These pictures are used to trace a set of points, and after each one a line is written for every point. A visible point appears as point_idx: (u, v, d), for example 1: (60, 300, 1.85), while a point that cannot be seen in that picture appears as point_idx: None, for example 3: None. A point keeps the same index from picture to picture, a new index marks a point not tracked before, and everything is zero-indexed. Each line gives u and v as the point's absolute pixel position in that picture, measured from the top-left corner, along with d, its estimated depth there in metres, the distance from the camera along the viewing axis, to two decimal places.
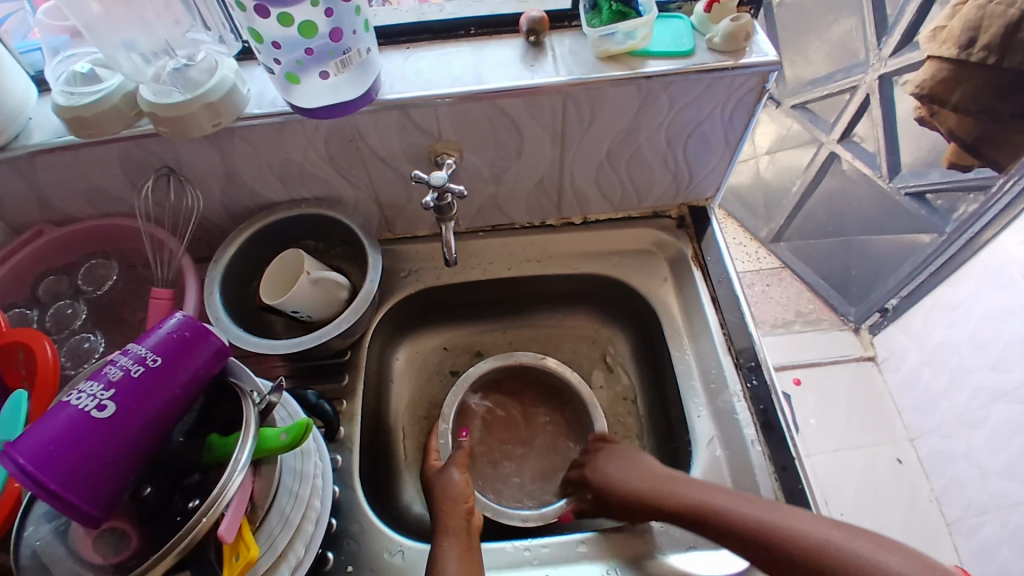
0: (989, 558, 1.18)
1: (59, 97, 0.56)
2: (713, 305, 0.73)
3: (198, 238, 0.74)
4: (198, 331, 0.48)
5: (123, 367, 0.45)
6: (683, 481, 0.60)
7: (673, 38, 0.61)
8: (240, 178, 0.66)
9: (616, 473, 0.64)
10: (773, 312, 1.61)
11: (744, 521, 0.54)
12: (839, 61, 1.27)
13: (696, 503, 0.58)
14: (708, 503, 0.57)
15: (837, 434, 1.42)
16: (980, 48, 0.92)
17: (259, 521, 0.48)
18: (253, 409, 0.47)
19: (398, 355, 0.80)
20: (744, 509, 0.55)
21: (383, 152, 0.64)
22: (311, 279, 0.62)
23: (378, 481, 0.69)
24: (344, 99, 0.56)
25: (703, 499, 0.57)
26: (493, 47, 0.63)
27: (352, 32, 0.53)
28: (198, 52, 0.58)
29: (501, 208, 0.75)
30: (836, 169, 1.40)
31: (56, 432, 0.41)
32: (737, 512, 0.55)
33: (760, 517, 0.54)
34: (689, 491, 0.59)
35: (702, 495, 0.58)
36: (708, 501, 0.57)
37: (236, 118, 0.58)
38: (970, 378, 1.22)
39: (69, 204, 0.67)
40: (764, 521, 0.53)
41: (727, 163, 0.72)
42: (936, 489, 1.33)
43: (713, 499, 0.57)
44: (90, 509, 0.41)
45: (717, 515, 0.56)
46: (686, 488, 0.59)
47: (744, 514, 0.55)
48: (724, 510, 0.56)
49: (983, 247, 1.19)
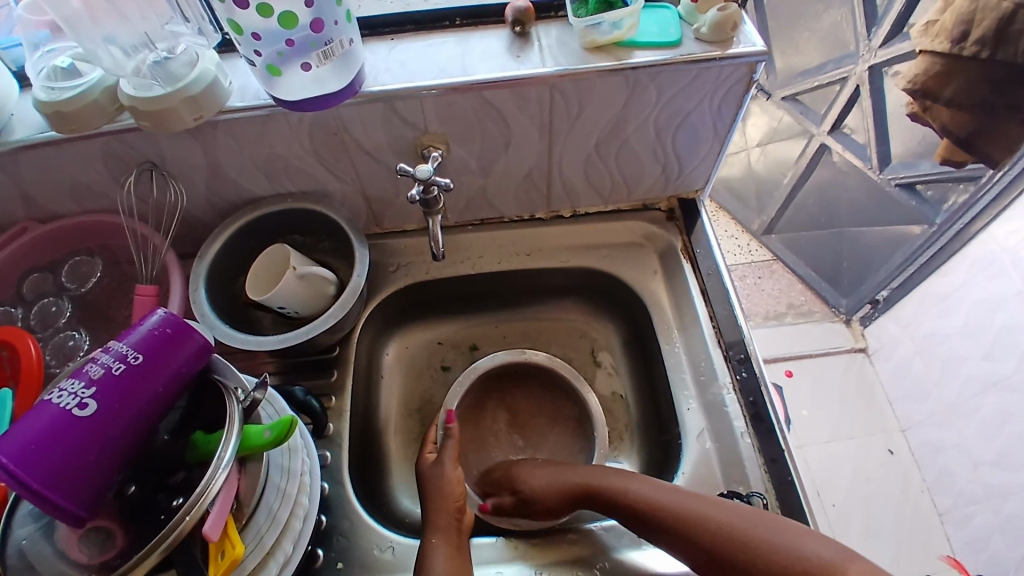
0: (981, 548, 1.19)
1: (40, 91, 0.55)
2: (703, 297, 0.73)
3: (184, 233, 0.73)
4: (180, 327, 0.48)
5: (105, 365, 0.44)
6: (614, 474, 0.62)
7: (661, 28, 0.60)
8: (225, 173, 0.65)
9: (546, 475, 0.65)
10: (766, 304, 1.62)
11: (670, 510, 0.56)
12: (829, 52, 1.27)
13: (625, 492, 0.59)
14: (637, 491, 0.59)
15: (830, 425, 1.42)
16: (973, 41, 0.91)
17: (245, 519, 0.47)
18: (237, 406, 0.46)
19: (388, 350, 0.79)
20: (672, 497, 0.57)
21: (369, 145, 0.64)
22: (297, 275, 0.61)
23: (368, 478, 0.69)
24: (329, 91, 0.55)
25: (634, 488, 0.59)
26: (478, 38, 0.62)
27: (334, 22, 0.53)
28: (179, 44, 0.57)
29: (489, 201, 0.75)
30: (827, 160, 1.40)
31: (36, 430, 0.40)
32: (663, 500, 0.57)
33: (683, 505, 0.56)
34: (618, 481, 0.61)
35: (631, 485, 0.60)
36: (637, 491, 0.59)
37: (219, 110, 0.57)
38: (961, 369, 1.23)
39: (52, 200, 0.66)
40: (689, 507, 0.56)
41: (717, 153, 0.71)
42: (928, 480, 1.33)
43: (643, 488, 0.59)
44: (72, 508, 0.40)
45: (646, 503, 0.58)
46: (617, 478, 0.61)
47: (670, 500, 0.57)
48: (651, 498, 0.58)
49: (974, 237, 1.18)
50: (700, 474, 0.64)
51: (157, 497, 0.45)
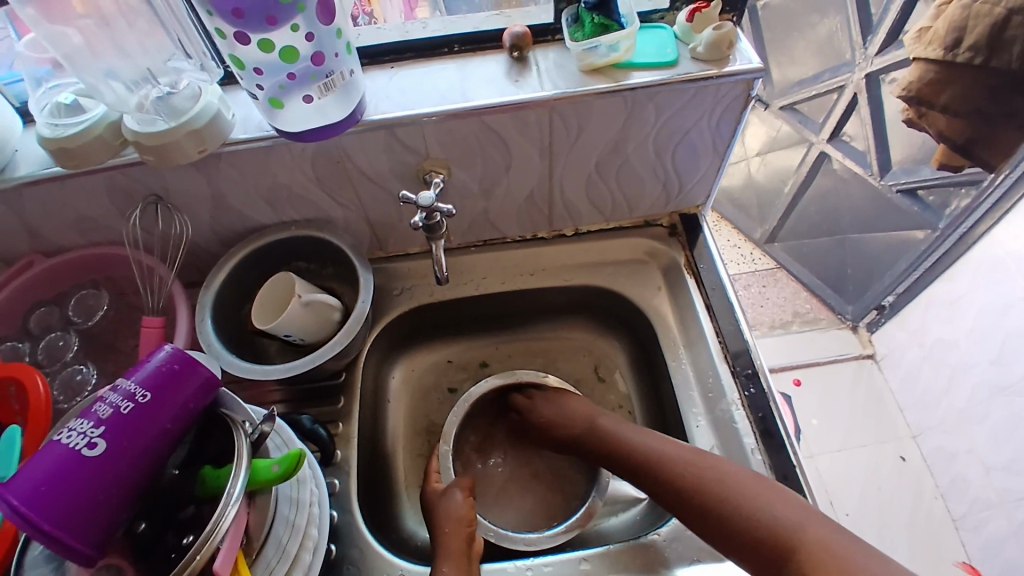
0: (996, 555, 1.18)
1: (44, 128, 0.56)
2: (708, 313, 0.73)
3: (188, 263, 0.73)
4: (187, 361, 0.48)
5: (113, 404, 0.44)
6: (629, 428, 0.67)
7: (657, 48, 0.61)
8: (228, 203, 0.65)
9: (555, 411, 0.72)
10: (770, 313, 1.61)
11: (676, 469, 0.60)
12: (825, 62, 1.28)
13: (637, 447, 0.64)
14: (674, 462, 0.60)
15: (840, 432, 1.41)
16: (966, 48, 0.92)
17: (255, 554, 0.47)
18: (246, 440, 0.46)
19: (394, 373, 0.79)
20: (682, 454, 0.61)
21: (372, 172, 0.64)
22: (303, 302, 0.61)
23: (378, 504, 0.69)
24: (331, 119, 0.56)
25: (648, 446, 0.63)
26: (477, 64, 0.63)
27: (334, 55, 0.53)
28: (181, 79, 0.58)
29: (492, 223, 0.75)
30: (828, 168, 1.40)
31: (47, 471, 0.40)
32: (698, 472, 0.58)
33: (718, 483, 0.57)
34: (661, 450, 0.62)
35: (674, 458, 0.61)
36: (672, 459, 0.61)
37: (222, 142, 0.57)
38: (971, 374, 1.22)
39: (59, 233, 0.67)
40: (695, 468, 0.59)
41: (717, 168, 0.72)
42: (941, 486, 1.32)
43: (654, 445, 0.63)
44: (85, 547, 0.40)
45: (659, 459, 0.61)
46: (633, 435, 0.66)
47: (683, 455, 0.61)
48: (687, 468, 0.59)
49: (978, 241, 1.19)
50: None
51: (165, 536, 0.45)
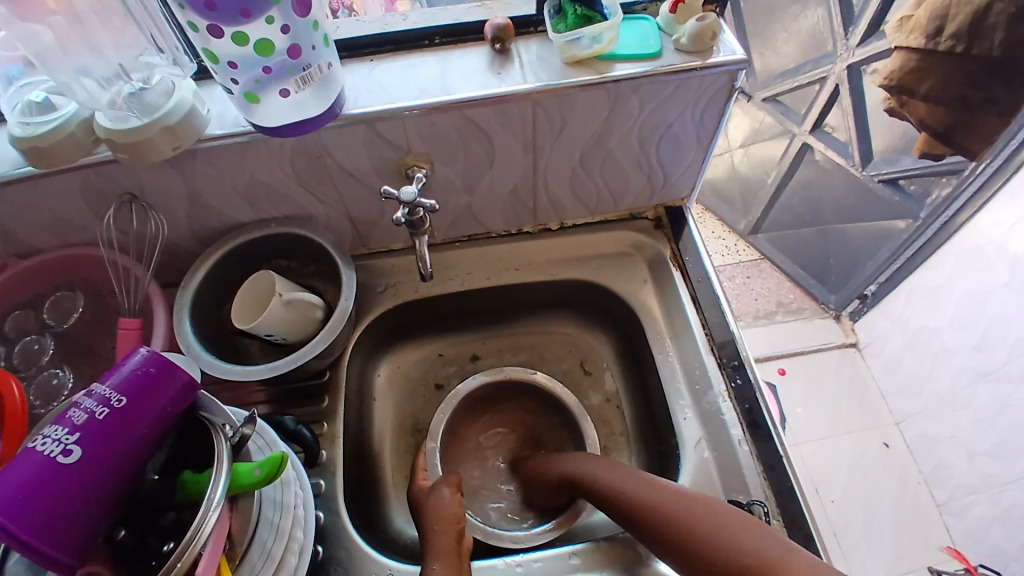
0: (980, 537, 1.21)
1: (15, 127, 0.54)
2: (694, 305, 0.73)
3: (165, 263, 0.72)
4: (164, 364, 0.46)
5: (88, 409, 0.43)
6: (607, 466, 0.63)
7: (640, 40, 0.60)
8: (205, 200, 0.64)
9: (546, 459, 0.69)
10: (754, 304, 1.62)
11: (652, 504, 0.56)
12: (807, 53, 1.28)
13: (615, 489, 0.60)
14: (650, 499, 0.57)
15: (825, 421, 1.43)
16: (947, 36, 0.93)
17: (238, 559, 0.46)
18: (225, 443, 0.45)
19: (379, 371, 0.78)
20: (663, 493, 0.57)
21: (352, 167, 0.63)
22: (284, 301, 0.60)
23: (365, 504, 0.68)
24: (310, 114, 0.54)
25: (628, 489, 0.59)
26: (458, 56, 0.62)
27: (312, 47, 0.52)
28: (154, 74, 0.57)
29: (476, 217, 0.74)
30: (810, 159, 1.41)
31: (22, 480, 0.39)
32: (673, 511, 0.55)
33: (694, 521, 0.53)
34: (637, 488, 0.59)
35: (651, 496, 0.57)
36: (648, 497, 0.57)
37: (198, 139, 0.56)
38: (953, 361, 1.24)
39: (31, 235, 0.65)
40: (671, 504, 0.56)
41: (702, 160, 0.71)
42: (924, 472, 1.34)
43: (633, 485, 0.59)
44: (63, 558, 0.39)
45: (639, 503, 0.57)
46: (612, 477, 0.62)
47: (664, 495, 0.57)
48: (663, 507, 0.56)
49: (959, 229, 1.21)
50: (700, 485, 0.64)
51: (147, 542, 0.44)
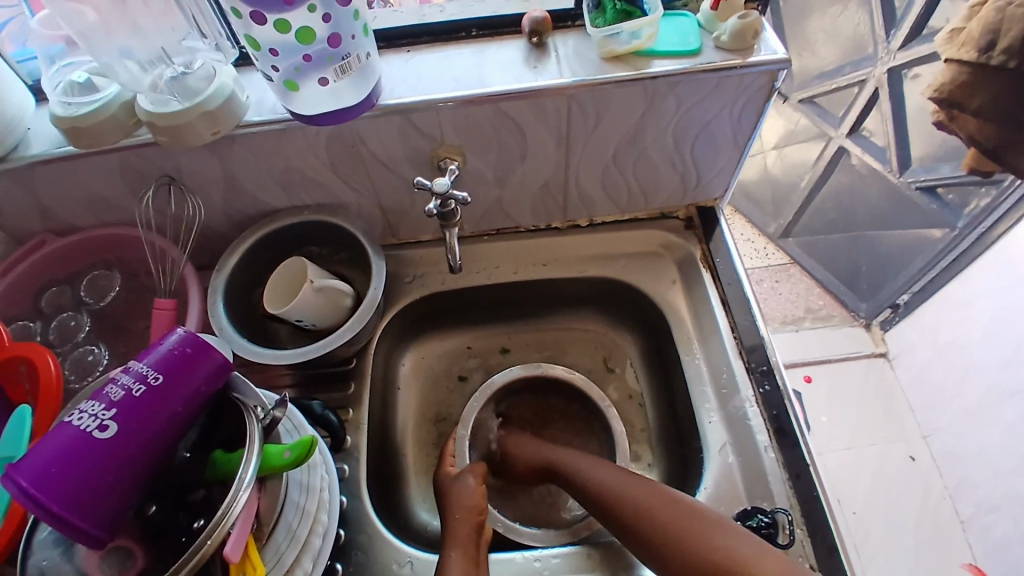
0: (1000, 557, 1.17)
1: (57, 106, 0.55)
2: (724, 307, 0.72)
3: (200, 245, 0.73)
4: (199, 345, 0.47)
5: (125, 386, 0.44)
6: (593, 464, 0.65)
7: (680, 37, 0.59)
8: (241, 186, 0.65)
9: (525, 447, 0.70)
10: (782, 309, 1.59)
11: (637, 500, 0.58)
12: (847, 54, 1.25)
13: (599, 485, 0.62)
14: (635, 497, 0.59)
15: (849, 430, 1.40)
16: (1000, 51, 0.88)
17: (265, 538, 0.47)
18: (257, 426, 0.46)
19: (404, 361, 0.79)
20: (650, 492, 0.59)
21: (386, 158, 0.63)
22: (315, 288, 0.61)
23: (387, 493, 0.68)
24: (346, 103, 0.55)
25: (630, 494, 0.59)
26: (496, 49, 0.62)
27: (351, 36, 0.52)
28: (195, 58, 0.57)
29: (505, 211, 0.74)
30: (845, 163, 1.38)
31: (58, 454, 0.40)
32: (655, 508, 0.57)
33: (675, 516, 0.56)
34: (622, 485, 0.60)
35: (638, 493, 0.59)
36: (634, 494, 0.59)
37: (236, 125, 0.57)
38: (982, 376, 1.21)
39: (71, 212, 0.67)
40: (654, 502, 0.57)
41: (737, 161, 0.70)
42: (950, 487, 1.31)
43: (617, 483, 0.61)
44: (93, 530, 0.40)
45: (634, 505, 0.58)
46: (614, 480, 0.62)
47: (647, 492, 0.59)
48: (645, 505, 0.58)
49: (995, 242, 1.18)
50: (723, 489, 0.63)
51: (176, 519, 0.45)
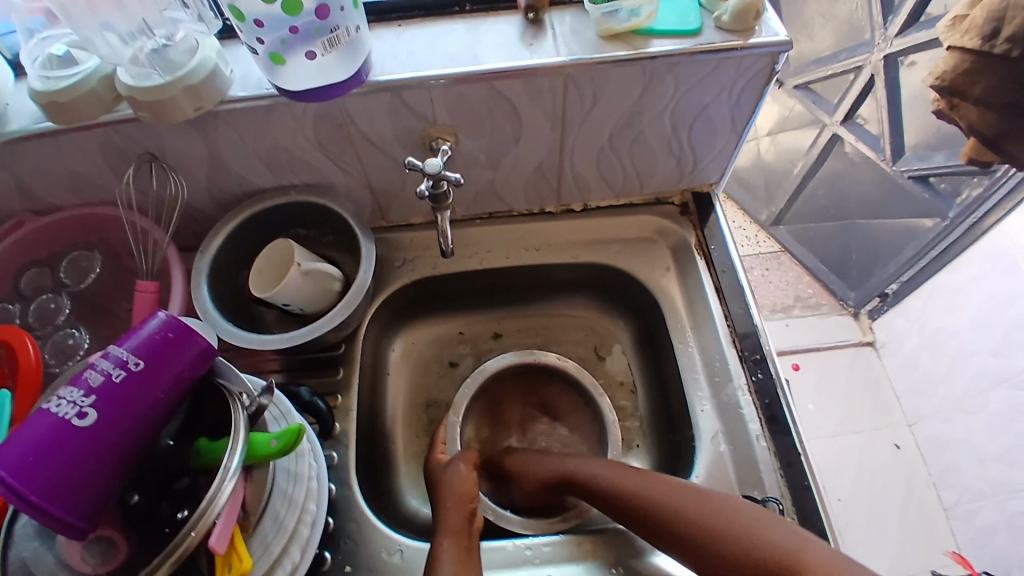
0: (984, 544, 1.20)
1: (35, 81, 0.53)
2: (717, 295, 0.71)
3: (184, 226, 0.71)
4: (182, 330, 0.46)
5: (105, 372, 0.42)
6: (608, 470, 0.62)
7: (678, 17, 0.58)
8: (226, 164, 0.63)
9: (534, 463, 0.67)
10: (772, 297, 1.59)
11: (663, 501, 0.56)
12: (844, 40, 1.24)
13: (619, 487, 0.59)
14: (662, 498, 0.56)
15: (836, 417, 1.41)
16: (1004, 40, 0.87)
17: (251, 527, 0.46)
18: (242, 412, 0.45)
19: (394, 347, 0.78)
20: (674, 492, 0.56)
21: (376, 137, 0.61)
22: (302, 271, 0.59)
23: (376, 480, 0.68)
24: (334, 80, 0.53)
25: (643, 489, 0.58)
26: (490, 25, 0.60)
27: (340, 8, 0.50)
28: (178, 31, 0.55)
29: (498, 194, 0.72)
30: (839, 151, 1.38)
31: (35, 442, 0.39)
32: (686, 508, 0.54)
33: (709, 515, 0.53)
34: (644, 486, 0.58)
35: (664, 494, 0.56)
36: (660, 495, 0.56)
37: (220, 101, 0.55)
38: (970, 365, 1.22)
39: (50, 191, 0.64)
40: (682, 502, 0.55)
41: (734, 146, 0.69)
42: (934, 474, 1.32)
43: (638, 484, 0.58)
44: (74, 521, 0.39)
45: (662, 507, 0.56)
46: (620, 476, 0.60)
47: (673, 491, 0.56)
48: (673, 507, 0.55)
49: (985, 233, 1.19)
50: (715, 477, 0.63)
51: (160, 507, 0.44)
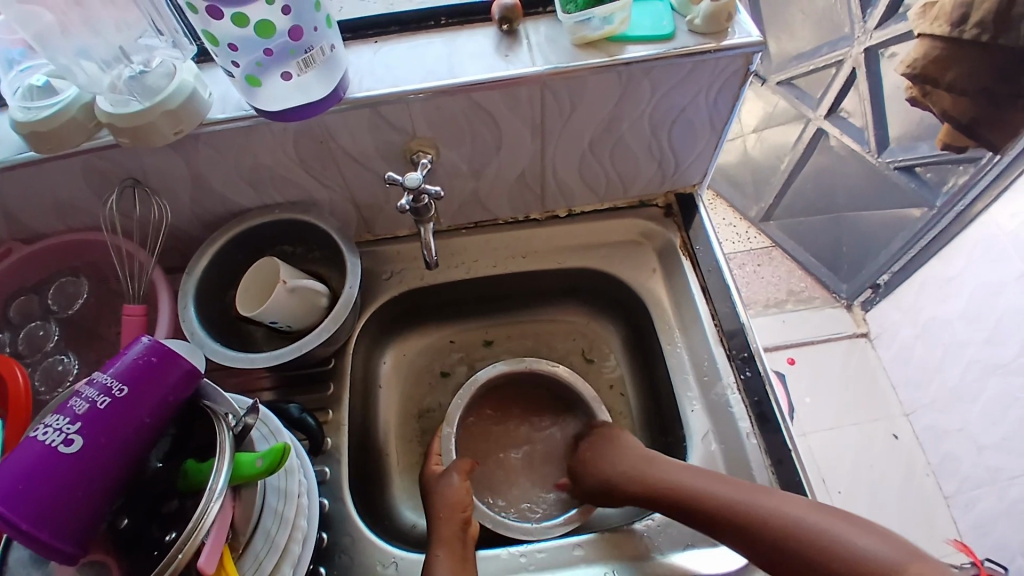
0: (986, 532, 1.20)
1: (17, 112, 0.53)
2: (703, 294, 0.71)
3: (170, 248, 0.71)
4: (165, 353, 0.46)
5: (89, 399, 0.43)
6: (676, 467, 0.59)
7: (653, 21, 0.58)
8: (209, 186, 0.63)
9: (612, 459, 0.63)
10: (765, 292, 1.60)
11: (726, 500, 0.54)
12: (824, 35, 1.25)
13: (684, 488, 0.57)
14: (729, 499, 0.54)
15: (834, 410, 1.41)
16: (973, 24, 0.90)
17: (242, 548, 0.46)
18: (228, 433, 0.45)
19: (385, 359, 0.78)
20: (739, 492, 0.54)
21: (356, 152, 0.62)
22: (288, 288, 0.59)
23: (371, 494, 0.68)
24: (312, 99, 0.53)
25: (716, 490, 0.55)
26: (465, 37, 0.60)
27: (314, 28, 0.51)
28: (154, 57, 0.55)
29: (482, 204, 0.73)
30: (824, 145, 1.38)
31: (23, 470, 0.39)
32: (757, 509, 0.53)
33: (781, 515, 0.51)
34: (708, 484, 0.56)
35: (729, 492, 0.55)
36: (726, 493, 0.55)
37: (200, 123, 0.55)
38: (963, 353, 1.22)
39: (35, 218, 0.64)
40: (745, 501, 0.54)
41: (714, 146, 0.70)
42: (933, 463, 1.33)
43: (703, 483, 0.56)
44: (64, 547, 0.39)
45: (730, 508, 0.54)
46: (700, 481, 0.57)
47: (740, 494, 0.54)
48: (743, 505, 0.53)
49: (973, 220, 1.19)
50: None
51: (149, 531, 0.44)
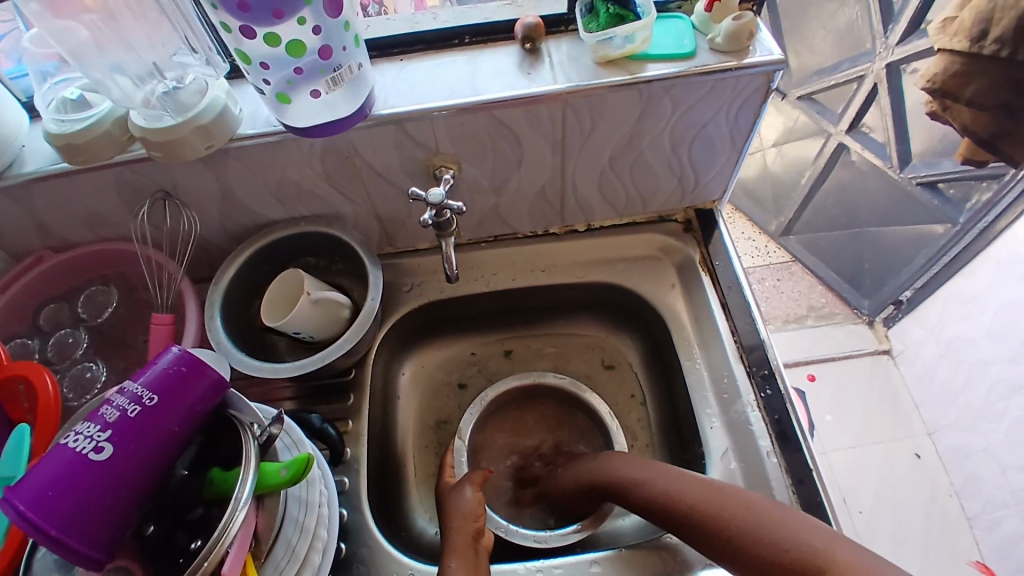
0: (1009, 554, 1.16)
1: (50, 124, 0.55)
2: (723, 311, 0.71)
3: (197, 258, 0.73)
4: (194, 364, 0.47)
5: (120, 407, 0.44)
6: (649, 471, 0.60)
7: (674, 39, 0.59)
8: (236, 199, 0.65)
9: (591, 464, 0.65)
10: (785, 307, 1.58)
11: (692, 499, 0.54)
12: (845, 50, 1.25)
13: (657, 491, 0.57)
14: (695, 499, 0.54)
15: (855, 428, 1.39)
16: (992, 40, 0.87)
17: (264, 556, 0.47)
18: (252, 442, 0.46)
19: (404, 371, 0.79)
20: (705, 492, 0.54)
21: (381, 167, 0.63)
22: (311, 300, 0.60)
23: (389, 505, 0.68)
24: (340, 115, 0.55)
25: (685, 491, 0.55)
26: (488, 56, 0.62)
27: (342, 48, 0.52)
28: (187, 74, 0.57)
29: (502, 218, 0.74)
30: (845, 160, 1.37)
31: (53, 476, 0.40)
32: (718, 507, 0.52)
33: (741, 514, 0.51)
34: (677, 485, 0.56)
35: (697, 491, 0.55)
36: (694, 492, 0.55)
37: (230, 138, 0.56)
38: (988, 371, 1.20)
39: (67, 229, 0.66)
40: (711, 497, 0.53)
41: (735, 162, 0.70)
42: (956, 484, 1.30)
43: (674, 484, 0.57)
44: (92, 553, 0.40)
45: (695, 506, 0.54)
46: (671, 483, 0.57)
47: (705, 493, 0.54)
48: (707, 504, 0.53)
49: (997, 237, 1.17)
50: None
51: (175, 539, 0.45)
